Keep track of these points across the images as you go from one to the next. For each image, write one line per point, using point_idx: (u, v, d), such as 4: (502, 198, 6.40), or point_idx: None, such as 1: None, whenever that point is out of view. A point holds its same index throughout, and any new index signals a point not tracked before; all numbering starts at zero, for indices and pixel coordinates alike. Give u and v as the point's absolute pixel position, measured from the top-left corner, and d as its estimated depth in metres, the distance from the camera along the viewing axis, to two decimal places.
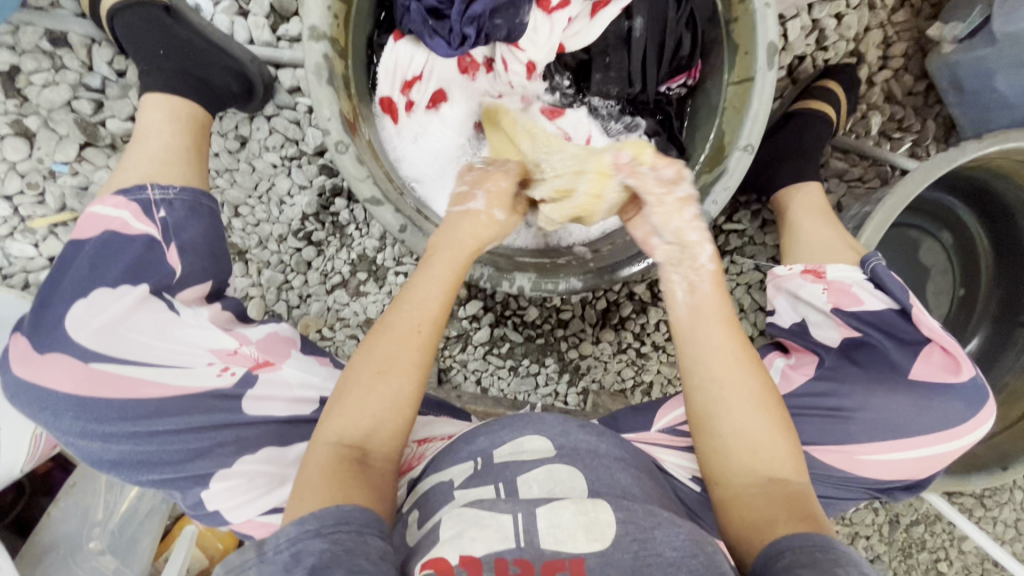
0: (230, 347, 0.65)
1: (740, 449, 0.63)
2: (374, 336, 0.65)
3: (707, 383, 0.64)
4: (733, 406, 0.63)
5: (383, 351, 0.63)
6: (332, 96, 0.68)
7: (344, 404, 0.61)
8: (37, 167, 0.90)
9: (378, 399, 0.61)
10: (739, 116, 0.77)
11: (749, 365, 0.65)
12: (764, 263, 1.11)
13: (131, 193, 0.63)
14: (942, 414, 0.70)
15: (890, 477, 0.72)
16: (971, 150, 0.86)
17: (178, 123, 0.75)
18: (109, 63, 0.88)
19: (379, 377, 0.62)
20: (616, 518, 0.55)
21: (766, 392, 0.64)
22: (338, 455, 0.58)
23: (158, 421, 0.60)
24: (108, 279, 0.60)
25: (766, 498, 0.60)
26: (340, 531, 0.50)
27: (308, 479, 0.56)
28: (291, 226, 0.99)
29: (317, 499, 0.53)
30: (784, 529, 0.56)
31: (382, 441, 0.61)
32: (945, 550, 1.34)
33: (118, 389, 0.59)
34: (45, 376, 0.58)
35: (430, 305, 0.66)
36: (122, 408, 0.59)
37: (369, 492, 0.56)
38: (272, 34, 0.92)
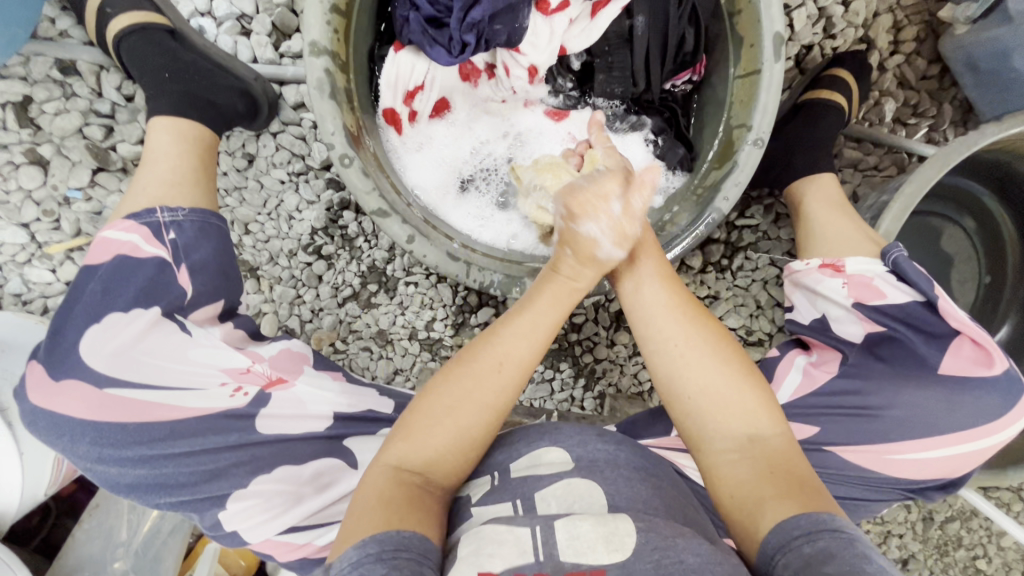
0: (242, 366, 0.65)
1: (710, 408, 0.64)
2: (451, 371, 0.64)
3: (664, 348, 0.67)
4: (691, 368, 0.65)
5: (460, 388, 0.63)
6: (335, 111, 0.70)
7: (411, 432, 0.62)
8: (52, 194, 0.92)
9: (445, 433, 0.61)
10: (746, 110, 0.78)
11: (699, 320, 0.68)
12: (779, 257, 1.10)
13: (141, 217, 0.64)
14: (975, 408, 0.67)
15: (921, 475, 0.70)
16: (990, 133, 0.84)
17: (185, 145, 0.76)
18: (118, 89, 0.90)
19: (450, 414, 0.62)
20: (636, 527, 0.54)
21: (721, 346, 0.67)
22: (397, 479, 0.59)
23: (173, 444, 0.60)
24: (121, 302, 0.61)
25: (751, 463, 0.61)
26: (398, 556, 0.51)
27: (365, 501, 0.57)
28: (301, 241, 0.99)
29: (372, 524, 0.54)
30: (771, 506, 0.57)
31: (443, 472, 0.61)
32: (983, 546, 1.30)
33: (132, 412, 0.59)
34: (61, 400, 0.59)
35: (521, 348, 0.65)
36: (136, 432, 0.59)
37: (425, 517, 0.56)
38: (274, 52, 0.92)
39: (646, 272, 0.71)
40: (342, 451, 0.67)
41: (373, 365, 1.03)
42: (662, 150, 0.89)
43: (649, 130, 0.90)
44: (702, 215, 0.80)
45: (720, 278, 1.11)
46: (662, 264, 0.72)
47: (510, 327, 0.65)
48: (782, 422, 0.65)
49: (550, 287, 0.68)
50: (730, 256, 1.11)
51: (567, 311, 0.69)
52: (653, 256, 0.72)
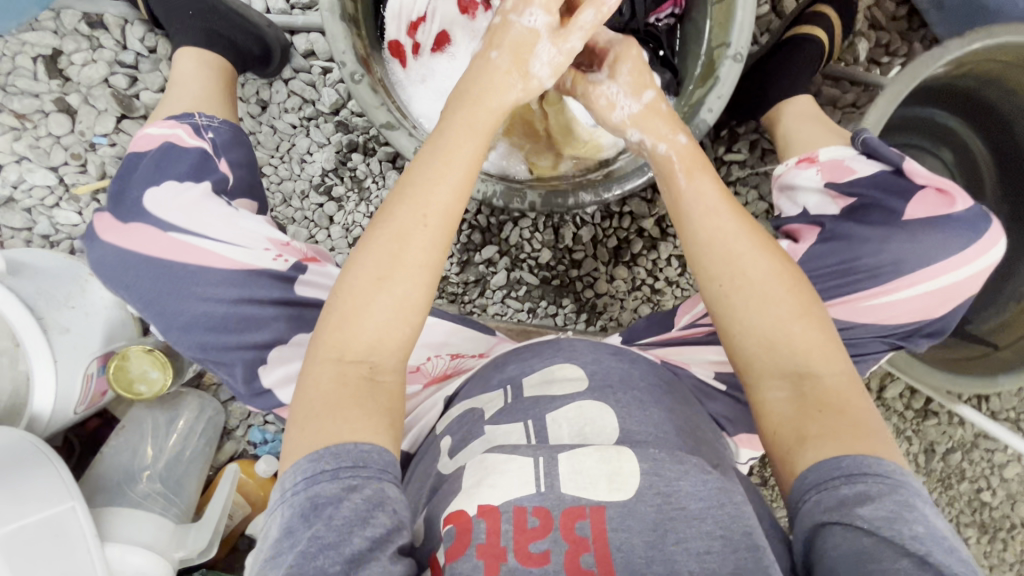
0: (284, 239, 0.68)
1: (761, 346, 0.62)
2: (375, 232, 0.61)
3: (715, 285, 0.64)
4: (748, 307, 0.63)
5: (383, 254, 0.60)
6: (345, 32, 0.77)
7: (349, 316, 0.59)
8: (79, 141, 0.98)
9: (382, 305, 0.59)
10: (725, 29, 0.85)
11: (770, 253, 0.65)
12: (767, 193, 1.16)
13: (182, 118, 0.70)
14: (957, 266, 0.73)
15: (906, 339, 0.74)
16: (954, 47, 0.90)
17: (209, 71, 0.83)
18: (142, 40, 0.97)
19: (381, 282, 0.59)
20: (640, 469, 0.57)
21: (777, 280, 0.63)
22: (343, 372, 0.58)
23: (227, 291, 0.63)
24: (177, 171, 0.66)
25: (795, 399, 0.60)
26: (357, 475, 0.52)
27: (319, 395, 0.57)
28: (312, 182, 1.05)
29: (321, 434, 0.55)
30: (811, 447, 0.57)
31: (388, 350, 0.60)
32: (986, 478, 1.32)
33: (189, 255, 0.63)
34: (128, 237, 0.63)
35: (445, 198, 0.61)
36: (195, 277, 0.62)
37: (377, 422, 0.56)
38: (286, 3, 0.99)
39: (709, 200, 0.66)
40: None
41: None
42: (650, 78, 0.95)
43: None
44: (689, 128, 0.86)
45: None
46: (720, 192, 0.67)
47: (422, 182, 0.61)
48: (843, 359, 0.62)
49: (468, 108, 0.65)
50: None
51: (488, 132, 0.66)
52: (708, 179, 0.68)
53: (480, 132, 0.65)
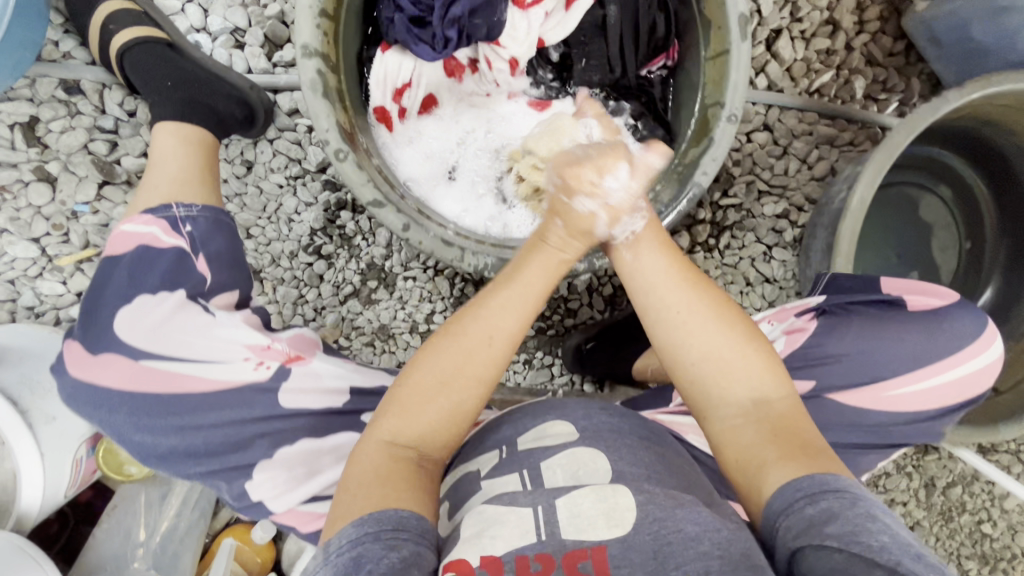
0: (263, 343, 0.66)
1: (713, 374, 0.68)
2: (441, 339, 0.66)
3: (664, 314, 0.70)
4: (691, 333, 0.69)
5: (449, 362, 0.64)
6: (328, 109, 0.75)
7: (401, 408, 0.63)
8: (60, 210, 0.95)
9: (438, 409, 0.63)
10: (719, 88, 0.83)
11: (697, 286, 0.70)
12: (764, 235, 1.15)
13: (158, 212, 0.69)
14: (948, 339, 0.73)
15: (915, 409, 0.73)
16: (953, 98, 0.88)
17: (189, 147, 0.81)
18: (121, 105, 0.94)
19: (442, 390, 0.64)
20: (636, 501, 0.58)
21: (722, 311, 0.69)
22: (392, 454, 0.61)
23: (205, 415, 0.62)
24: (148, 284, 0.64)
25: (758, 428, 0.65)
26: (398, 536, 0.54)
27: (363, 476, 0.60)
28: (301, 242, 1.03)
29: (362, 503, 0.57)
30: (773, 471, 0.61)
31: (436, 443, 0.64)
32: (987, 510, 1.32)
33: (165, 382, 0.61)
34: (99, 374, 0.61)
35: (509, 322, 0.66)
36: (170, 405, 0.61)
37: (417, 495, 0.59)
38: (267, 62, 0.96)
39: (643, 240, 0.72)
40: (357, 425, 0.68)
41: (376, 359, 1.06)
42: (643, 133, 0.92)
43: (629, 115, 0.92)
44: (683, 190, 0.85)
45: (708, 258, 1.15)
46: (656, 232, 0.73)
47: (494, 305, 0.67)
48: (789, 383, 0.69)
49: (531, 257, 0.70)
50: (717, 235, 1.15)
51: (550, 287, 0.70)
52: (653, 224, 0.74)
53: (549, 270, 0.70)
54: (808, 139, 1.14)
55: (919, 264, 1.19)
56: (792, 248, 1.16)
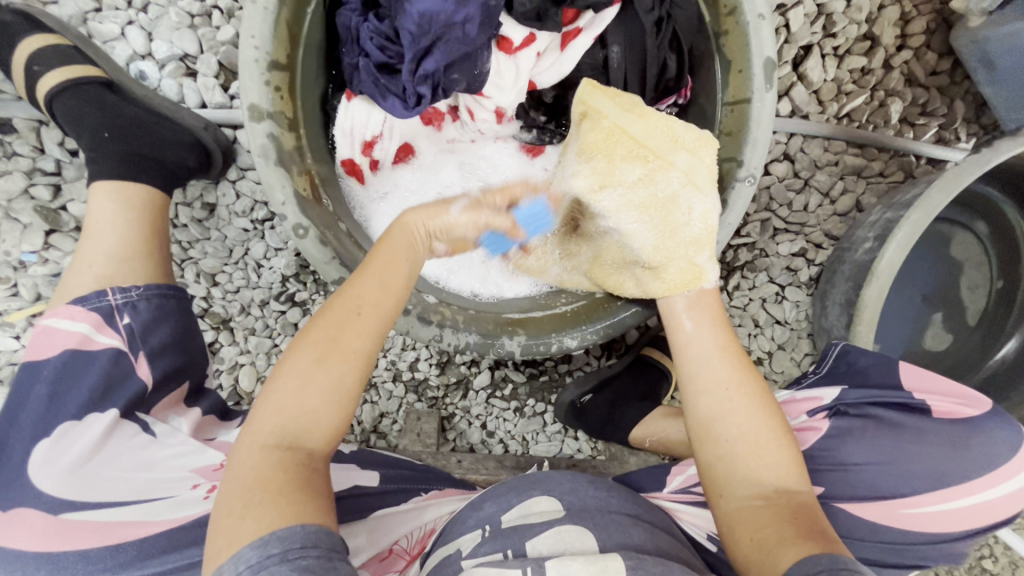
0: (215, 463, 0.61)
1: (746, 453, 0.62)
2: (314, 324, 0.55)
3: (712, 389, 0.66)
4: (737, 412, 0.64)
5: (327, 333, 0.55)
6: (284, 178, 0.65)
7: (284, 400, 0.52)
8: (5, 260, 0.87)
9: (319, 394, 0.52)
10: (736, 142, 0.72)
11: (749, 375, 0.67)
12: (778, 274, 1.06)
13: (89, 302, 0.62)
14: (985, 450, 0.63)
15: (943, 530, 0.62)
16: (1005, 149, 0.77)
17: (132, 211, 0.72)
18: (61, 144, 0.84)
19: (319, 364, 0.53)
20: (626, 565, 0.57)
21: (767, 398, 0.65)
22: (278, 465, 0.49)
23: (141, 566, 0.53)
24: (74, 407, 0.57)
25: (775, 510, 0.57)
26: (308, 556, 0.43)
27: (238, 488, 0.47)
28: (272, 290, 0.95)
29: (256, 523, 0.44)
30: (792, 549, 0.52)
31: (320, 437, 0.52)
32: (989, 546, 1.28)
33: (94, 534, 0.52)
34: (6, 536, 0.51)
35: (376, 292, 0.58)
36: (98, 560, 0.52)
37: (317, 504, 0.47)
38: (224, 94, 0.85)
39: (705, 320, 0.70)
40: None
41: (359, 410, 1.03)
42: None
43: None
44: None
45: None
46: (717, 314, 0.72)
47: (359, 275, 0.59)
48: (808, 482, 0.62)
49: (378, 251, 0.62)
50: (725, 276, 1.06)
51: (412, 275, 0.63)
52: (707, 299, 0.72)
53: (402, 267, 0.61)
54: (832, 170, 1.02)
55: (943, 304, 1.09)
56: (807, 287, 1.07)
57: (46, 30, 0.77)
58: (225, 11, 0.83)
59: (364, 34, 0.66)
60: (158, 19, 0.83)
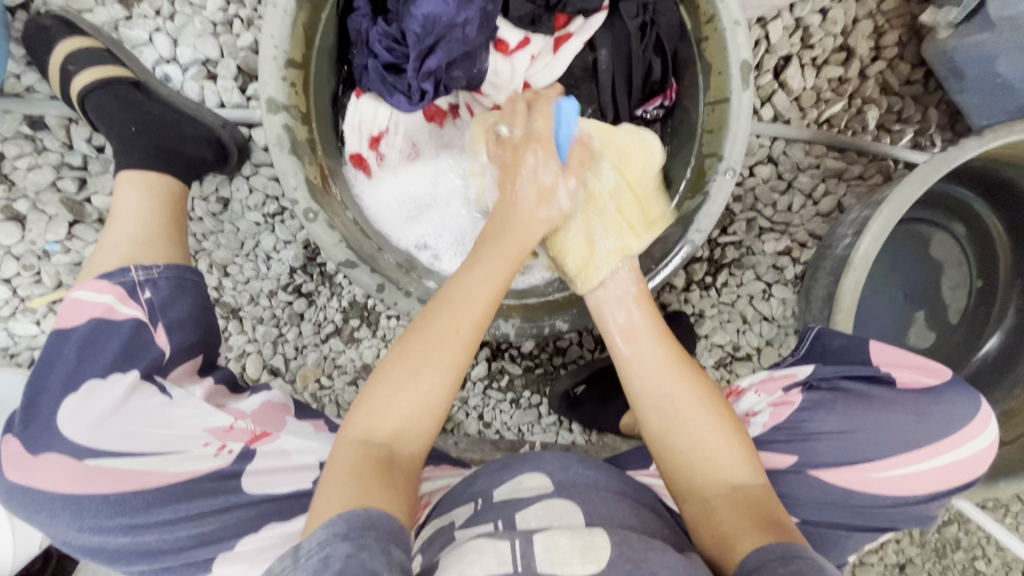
0: (225, 425, 0.66)
1: (697, 459, 0.66)
2: (409, 335, 0.64)
3: (657, 400, 0.69)
4: (682, 419, 0.67)
5: (422, 347, 0.63)
6: (296, 165, 0.70)
7: (377, 398, 0.62)
8: (31, 249, 0.93)
9: (412, 397, 0.62)
10: (718, 138, 0.77)
11: (695, 379, 0.70)
12: (764, 272, 1.10)
13: (116, 277, 0.66)
14: (946, 416, 0.68)
15: (909, 492, 0.67)
16: (972, 147, 0.82)
17: (155, 199, 0.78)
18: (88, 141, 0.90)
19: (416, 372, 0.62)
20: (610, 540, 0.58)
21: (710, 399, 0.68)
22: (364, 452, 0.59)
23: (157, 511, 0.60)
24: (98, 368, 0.62)
25: (731, 506, 0.62)
26: (365, 535, 0.50)
27: (334, 474, 0.57)
28: (280, 281, 1.00)
29: (340, 501, 0.53)
30: (749, 540, 0.57)
31: (410, 438, 0.62)
32: (982, 548, 1.28)
33: (114, 480, 0.59)
34: (40, 476, 0.59)
35: (475, 303, 0.65)
36: (116, 503, 0.59)
37: (390, 495, 0.56)
38: (241, 96, 0.92)
39: (643, 326, 0.73)
40: None
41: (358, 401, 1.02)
42: None
43: None
44: (674, 248, 0.80)
45: (705, 296, 1.11)
46: (654, 317, 0.74)
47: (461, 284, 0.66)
48: (762, 470, 0.66)
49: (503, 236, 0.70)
50: (714, 273, 1.11)
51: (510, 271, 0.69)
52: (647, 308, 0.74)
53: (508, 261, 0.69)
54: (814, 173, 1.08)
55: (926, 303, 1.13)
56: (794, 285, 1.11)
57: (82, 35, 0.84)
58: (245, 20, 0.90)
59: (373, 37, 0.73)
60: (184, 27, 0.90)
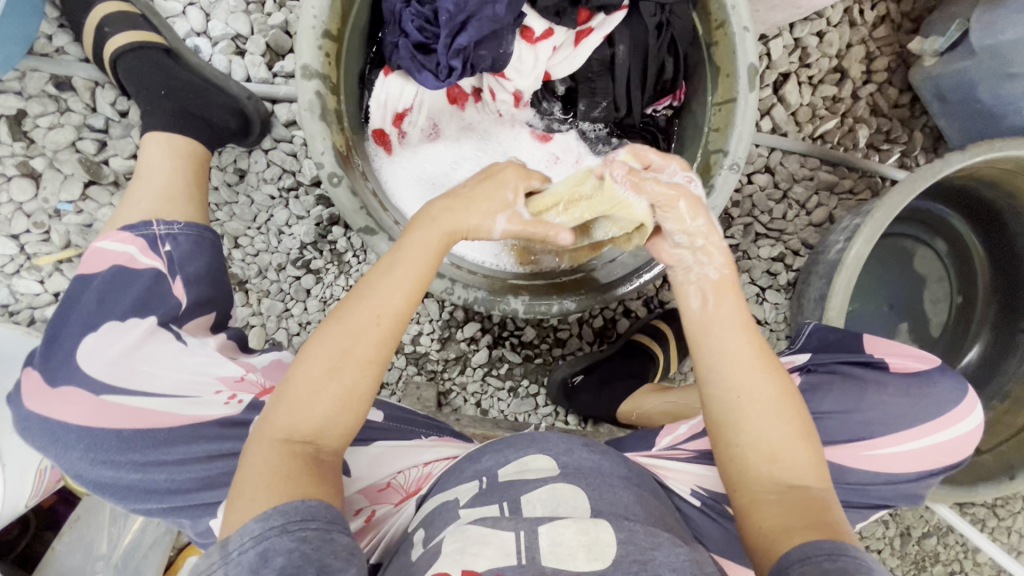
0: (236, 375, 0.67)
1: (762, 452, 0.61)
2: (328, 327, 0.60)
3: (723, 392, 0.63)
4: (750, 413, 0.62)
5: (336, 346, 0.59)
6: (324, 131, 0.72)
7: (293, 401, 0.58)
8: (43, 207, 0.93)
9: (332, 397, 0.58)
10: (723, 136, 0.80)
11: (774, 374, 0.63)
12: (759, 276, 1.15)
13: (138, 229, 0.67)
14: (937, 398, 0.71)
15: (902, 469, 0.70)
16: (955, 162, 0.88)
17: (180, 159, 0.79)
18: (113, 104, 0.92)
19: (333, 376, 0.58)
20: (616, 538, 0.58)
21: (786, 397, 0.62)
22: (288, 452, 0.56)
23: (169, 450, 0.61)
24: (117, 313, 0.63)
25: (786, 504, 0.59)
26: (306, 528, 0.51)
27: (251, 474, 0.55)
28: (290, 255, 1.01)
29: (265, 500, 0.52)
30: (799, 538, 0.55)
31: (334, 434, 0.59)
32: (959, 562, 1.31)
33: (128, 418, 0.61)
34: (59, 407, 0.60)
35: (395, 300, 0.61)
36: (130, 439, 0.60)
37: (317, 485, 0.55)
38: (268, 71, 0.95)
39: (724, 312, 0.65)
40: None
41: None
42: None
43: None
44: None
45: None
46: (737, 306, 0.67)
47: (379, 279, 0.61)
48: (825, 476, 0.62)
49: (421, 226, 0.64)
50: None
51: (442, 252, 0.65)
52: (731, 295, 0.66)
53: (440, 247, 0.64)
54: (808, 184, 1.14)
55: (910, 314, 1.18)
56: (786, 291, 1.15)
57: (119, 0, 0.87)
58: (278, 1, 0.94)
59: (406, 18, 0.77)
60: (217, 3, 0.93)
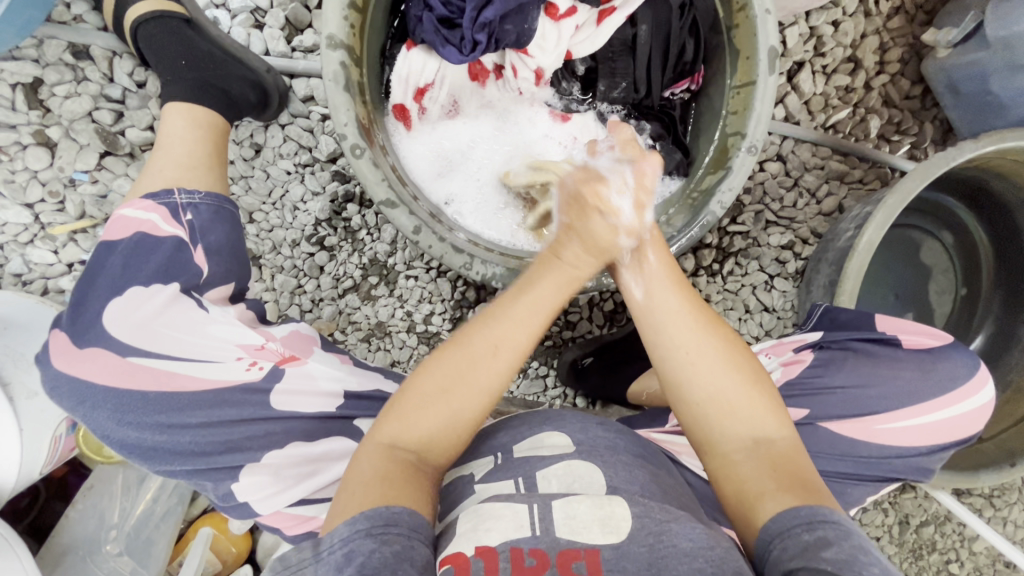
0: (257, 343, 0.66)
1: (719, 411, 0.62)
2: (446, 349, 0.62)
3: (676, 355, 0.64)
4: (703, 372, 0.63)
5: (454, 368, 0.61)
6: (348, 102, 0.72)
7: (406, 411, 0.60)
8: (58, 176, 0.93)
9: (439, 415, 0.60)
10: (742, 118, 0.80)
11: (714, 331, 0.64)
12: (768, 264, 1.16)
13: (160, 197, 0.67)
14: (947, 373, 0.73)
15: (910, 443, 0.72)
16: (966, 150, 0.89)
17: (198, 130, 0.79)
18: (130, 74, 0.91)
19: (446, 396, 0.60)
20: (631, 512, 0.56)
21: (731, 350, 0.64)
22: (390, 458, 0.58)
23: (193, 413, 0.61)
24: (141, 278, 0.63)
25: (756, 462, 0.60)
26: (389, 532, 0.50)
27: (357, 479, 0.56)
28: (305, 231, 1.01)
29: (363, 501, 0.53)
30: (773, 501, 0.56)
31: (438, 452, 0.60)
32: (956, 551, 1.33)
33: (154, 380, 0.61)
34: (85, 368, 0.61)
35: (521, 333, 0.61)
36: (156, 401, 0.61)
37: (416, 495, 0.55)
38: (286, 46, 0.95)
39: (655, 274, 0.67)
40: (352, 430, 0.68)
41: (370, 356, 1.03)
42: (659, 155, 0.91)
43: (648, 135, 0.92)
44: (698, 219, 0.81)
45: (711, 282, 1.16)
46: (668, 262, 0.68)
47: (508, 311, 0.62)
48: (788, 422, 0.63)
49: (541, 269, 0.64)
50: (721, 261, 1.16)
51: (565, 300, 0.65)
52: (663, 257, 0.68)
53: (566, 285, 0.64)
54: (819, 173, 1.14)
55: (915, 304, 1.20)
56: (794, 279, 1.16)
57: None
58: None
59: None
60: None
